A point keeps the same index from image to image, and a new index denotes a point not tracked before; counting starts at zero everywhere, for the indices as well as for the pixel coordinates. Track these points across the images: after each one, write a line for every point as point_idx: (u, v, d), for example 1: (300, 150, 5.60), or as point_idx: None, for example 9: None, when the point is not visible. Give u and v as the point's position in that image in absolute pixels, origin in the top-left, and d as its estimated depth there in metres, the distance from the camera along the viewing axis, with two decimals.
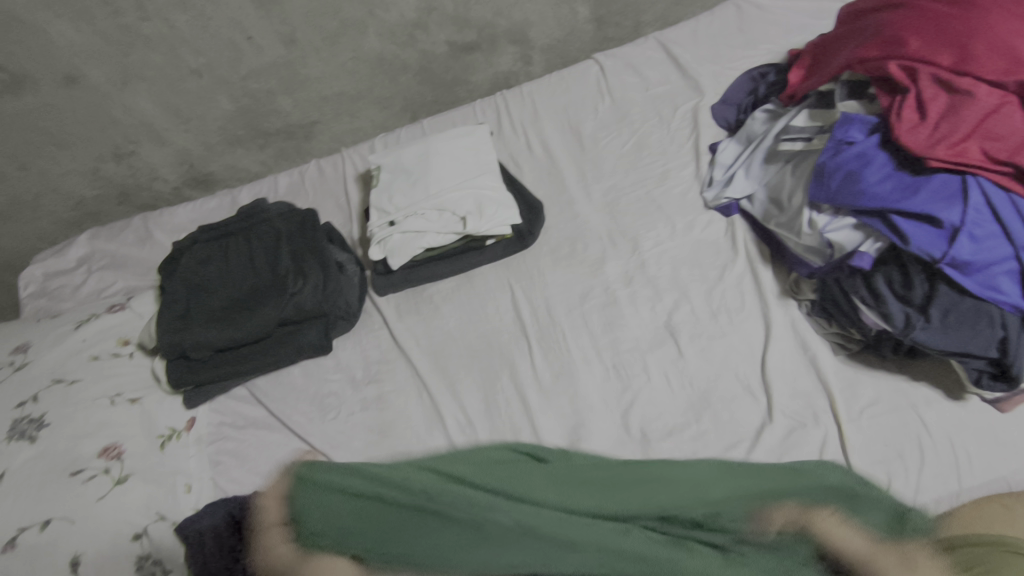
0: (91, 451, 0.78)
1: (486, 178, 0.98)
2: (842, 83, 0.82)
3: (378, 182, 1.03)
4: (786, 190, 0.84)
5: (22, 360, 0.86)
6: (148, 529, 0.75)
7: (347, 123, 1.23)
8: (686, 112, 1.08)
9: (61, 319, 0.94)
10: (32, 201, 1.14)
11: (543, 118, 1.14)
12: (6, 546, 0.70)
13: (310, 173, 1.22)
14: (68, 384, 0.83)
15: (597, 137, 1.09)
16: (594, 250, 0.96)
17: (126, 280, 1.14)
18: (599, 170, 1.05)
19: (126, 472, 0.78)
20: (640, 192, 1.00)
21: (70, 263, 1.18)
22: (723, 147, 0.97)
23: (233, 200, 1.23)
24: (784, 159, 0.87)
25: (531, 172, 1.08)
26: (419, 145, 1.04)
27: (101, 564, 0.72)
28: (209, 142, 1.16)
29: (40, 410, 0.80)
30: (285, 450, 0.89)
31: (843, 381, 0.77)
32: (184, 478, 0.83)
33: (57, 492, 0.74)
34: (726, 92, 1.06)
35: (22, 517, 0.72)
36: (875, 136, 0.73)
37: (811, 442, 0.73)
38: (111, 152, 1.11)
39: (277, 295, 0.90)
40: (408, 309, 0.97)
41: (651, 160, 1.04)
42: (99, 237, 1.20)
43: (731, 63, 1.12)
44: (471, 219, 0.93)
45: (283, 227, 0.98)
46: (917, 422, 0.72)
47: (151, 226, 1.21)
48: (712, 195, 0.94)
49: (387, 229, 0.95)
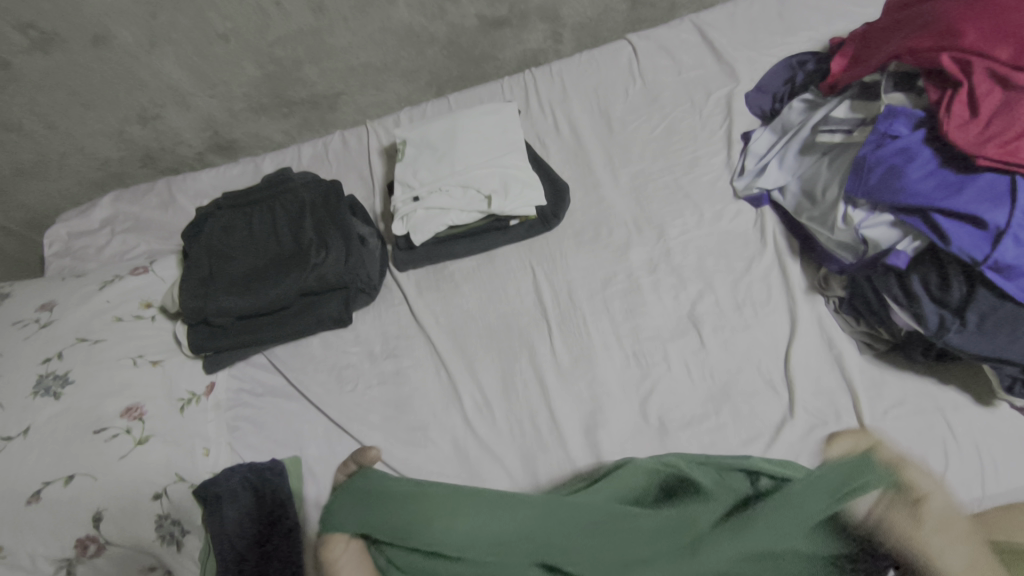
0: (114, 411, 0.79)
1: (512, 158, 0.96)
2: (889, 74, 0.79)
3: (403, 157, 1.02)
4: (821, 183, 0.82)
5: (47, 317, 0.87)
6: (167, 489, 0.77)
7: (372, 95, 1.21)
8: (720, 98, 1.05)
9: (86, 279, 0.95)
10: (58, 160, 1.14)
11: (572, 98, 1.12)
12: (31, 498, 0.72)
13: (334, 144, 1.21)
14: (92, 344, 0.84)
15: (626, 120, 1.07)
16: (618, 235, 0.94)
17: (149, 243, 1.15)
18: (627, 154, 1.03)
19: (146, 433, 0.79)
20: (668, 178, 0.98)
21: (95, 224, 1.19)
22: (757, 136, 0.95)
23: (255, 168, 1.22)
24: (821, 151, 0.85)
25: (557, 153, 1.06)
26: (446, 121, 1.03)
27: (122, 522, 0.73)
28: (234, 109, 1.15)
29: (64, 367, 0.81)
30: (303, 419, 0.89)
31: (868, 381, 0.76)
32: (202, 441, 0.84)
33: (81, 449, 0.75)
34: (762, 79, 1.03)
35: (47, 471, 0.73)
36: (920, 132, 0.71)
37: None
38: (137, 115, 1.11)
39: (299, 266, 0.90)
40: (428, 285, 0.97)
41: (681, 146, 1.01)
42: (123, 199, 1.21)
43: (768, 49, 1.09)
44: (495, 197, 0.92)
45: (308, 198, 0.97)
46: (943, 426, 0.71)
47: (174, 190, 1.21)
48: (743, 185, 0.93)
49: (411, 204, 0.95)
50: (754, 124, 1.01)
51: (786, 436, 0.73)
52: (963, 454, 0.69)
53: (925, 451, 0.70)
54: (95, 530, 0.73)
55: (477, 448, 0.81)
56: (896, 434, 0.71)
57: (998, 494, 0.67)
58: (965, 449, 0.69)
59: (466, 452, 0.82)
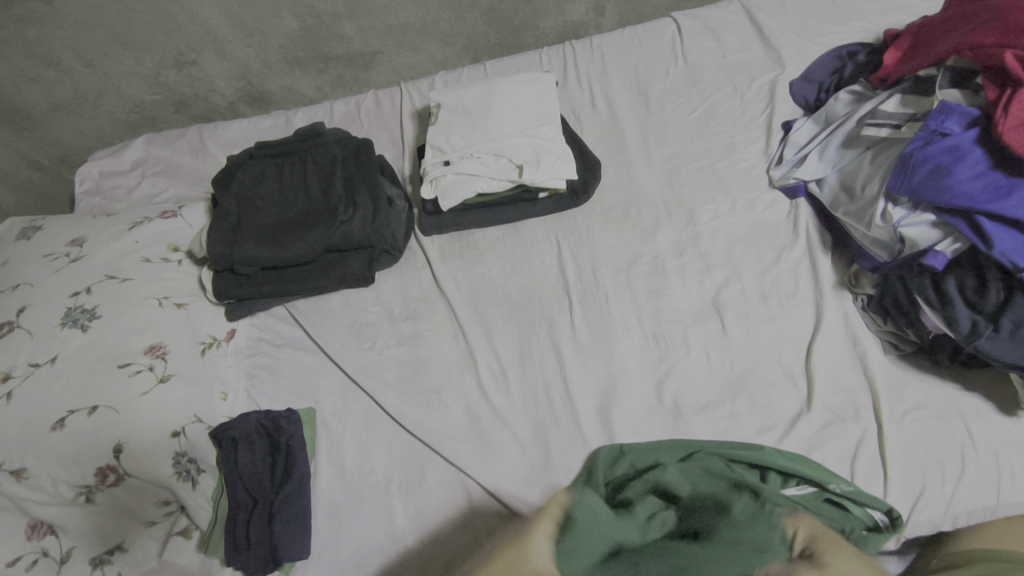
0: (139, 348, 0.80)
1: (546, 130, 0.95)
2: (946, 69, 0.77)
3: (436, 120, 1.01)
4: (862, 178, 0.80)
5: (78, 253, 0.89)
6: (186, 428, 0.78)
7: (408, 56, 1.20)
8: (763, 84, 1.03)
9: (116, 218, 0.96)
10: (93, 98, 1.15)
11: (611, 74, 1.10)
12: (55, 425, 0.74)
13: (367, 103, 1.20)
14: (120, 282, 0.86)
15: (665, 100, 1.05)
16: (647, 216, 0.93)
17: (178, 188, 1.16)
18: (662, 135, 1.01)
19: (169, 372, 0.81)
20: (703, 162, 0.97)
21: (126, 165, 1.20)
22: (799, 126, 0.93)
23: (287, 121, 1.22)
24: (865, 145, 0.83)
25: (591, 129, 1.05)
26: (482, 87, 1.02)
27: (142, 455, 0.75)
28: (269, 60, 1.15)
29: (92, 302, 0.82)
30: (320, 372, 0.91)
31: (890, 381, 0.75)
32: (221, 385, 0.86)
33: (105, 382, 0.77)
34: (809, 68, 1.00)
35: (72, 400, 0.75)
36: (972, 131, 0.69)
37: (847, 437, 0.72)
38: (174, 59, 1.10)
39: (326, 221, 0.90)
40: (452, 252, 0.97)
41: (718, 130, 0.99)
42: (155, 143, 1.22)
43: (817, 38, 1.06)
44: (527, 167, 0.91)
45: (339, 155, 0.97)
46: (963, 432, 0.70)
47: (205, 138, 1.21)
48: (780, 174, 0.91)
49: (441, 168, 0.94)
50: (796, 114, 0.99)
51: (801, 429, 0.73)
52: (981, 461, 0.68)
53: (942, 456, 0.69)
54: (115, 461, 0.74)
55: (490, 415, 0.82)
56: (913, 436, 0.71)
57: (1012, 504, 0.66)
58: (983, 457, 0.68)
59: (479, 419, 0.82)
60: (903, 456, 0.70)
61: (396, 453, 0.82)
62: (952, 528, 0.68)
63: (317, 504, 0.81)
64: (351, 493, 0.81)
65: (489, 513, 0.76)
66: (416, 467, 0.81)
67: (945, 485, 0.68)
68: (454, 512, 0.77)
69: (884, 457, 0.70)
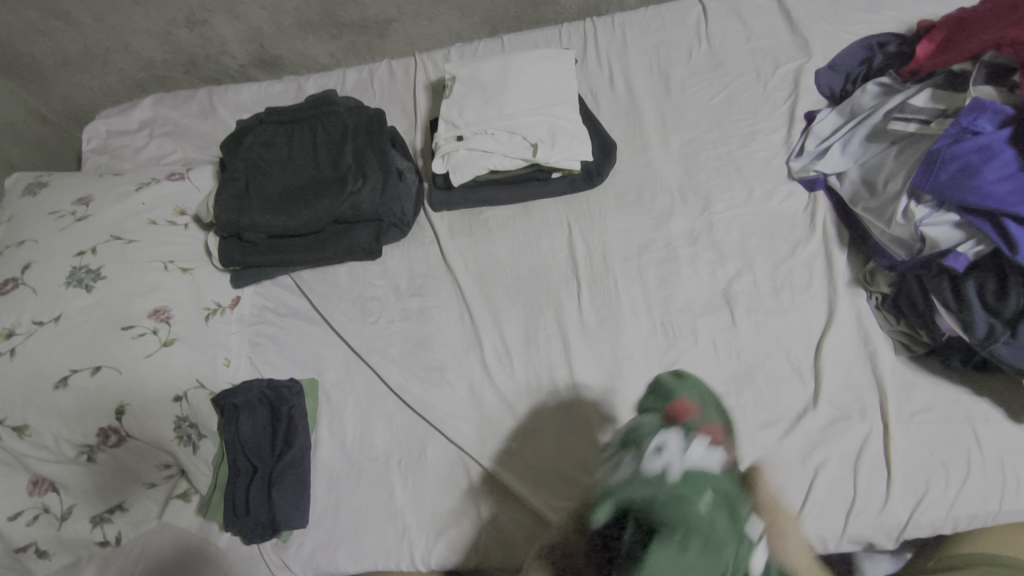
0: (143, 311, 0.80)
1: (563, 108, 0.93)
2: (982, 64, 0.74)
3: (451, 94, 0.99)
4: (884, 174, 0.78)
5: (83, 212, 0.88)
6: (188, 393, 0.78)
7: (424, 26, 1.17)
8: (787, 72, 1.00)
9: (123, 179, 0.95)
10: (102, 54, 1.13)
11: (631, 53, 1.07)
12: (58, 383, 0.74)
13: (380, 72, 1.17)
14: (125, 243, 0.85)
15: (685, 84, 1.02)
16: (661, 202, 0.92)
17: (186, 150, 1.14)
18: (681, 120, 0.99)
19: (172, 336, 0.80)
20: (721, 150, 0.95)
21: (134, 125, 1.18)
22: (822, 117, 0.90)
23: (298, 87, 1.19)
24: (891, 140, 0.80)
25: (608, 110, 1.02)
26: (499, 61, 0.99)
27: (143, 419, 0.75)
28: (282, 24, 1.12)
29: (97, 262, 0.82)
30: (322, 344, 0.90)
31: (899, 382, 0.74)
32: (223, 352, 0.85)
33: (108, 343, 0.76)
34: (837, 57, 0.97)
35: (75, 360, 0.75)
36: (1005, 131, 0.67)
37: (853, 436, 0.71)
38: (185, 18, 1.08)
39: (334, 191, 0.88)
40: (461, 229, 0.96)
41: (739, 117, 0.97)
42: (164, 103, 1.20)
43: (847, 26, 1.03)
44: (542, 146, 0.90)
45: (350, 124, 0.95)
46: (970, 437, 0.69)
47: (215, 100, 1.19)
48: (800, 166, 0.89)
49: (454, 143, 0.92)
50: (820, 104, 0.96)
51: (806, 425, 0.72)
52: (986, 467, 0.68)
53: (947, 459, 0.69)
54: (117, 423, 0.74)
55: (493, 396, 0.82)
56: (918, 438, 0.70)
57: (1014, 511, 0.66)
58: (989, 463, 0.68)
59: (481, 399, 0.82)
60: (907, 458, 0.69)
61: (397, 430, 0.82)
62: (952, 531, 0.68)
63: (316, 475, 0.81)
64: (351, 466, 0.81)
65: (486, 494, 0.76)
66: (416, 445, 0.80)
67: (948, 490, 0.67)
68: (452, 491, 0.77)
69: (889, 457, 0.69)
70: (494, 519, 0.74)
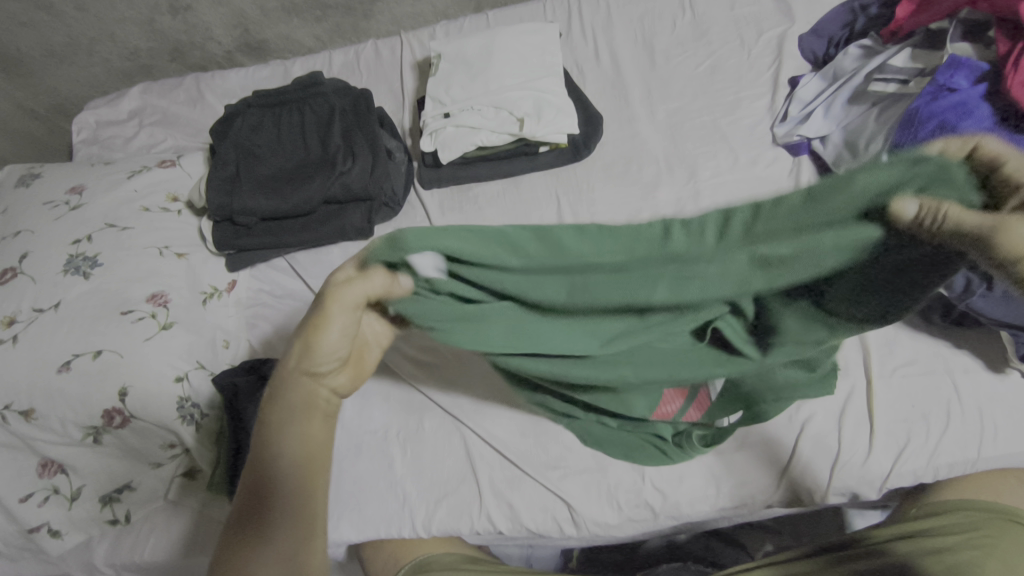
0: (140, 295, 0.81)
1: (548, 81, 0.93)
2: (958, 23, 0.76)
3: (436, 72, 1.00)
4: (867, 135, 0.79)
5: (77, 201, 0.89)
6: (189, 374, 0.80)
7: (408, 6, 1.17)
8: (771, 39, 1.00)
9: (114, 168, 0.96)
10: (86, 45, 1.12)
11: (616, 25, 1.07)
12: (62, 367, 0.75)
13: (366, 53, 1.17)
14: (119, 230, 0.86)
15: (670, 54, 1.02)
16: (647, 173, 0.93)
17: (176, 138, 1.14)
18: (666, 90, 0.99)
19: (171, 319, 0.82)
20: (706, 118, 0.95)
21: (123, 115, 1.18)
22: (806, 82, 0.91)
23: (285, 71, 1.19)
24: (872, 101, 0.82)
25: (594, 82, 1.03)
26: (484, 37, 0.99)
27: (145, 400, 0.76)
28: (266, 8, 1.12)
29: (93, 250, 0.83)
30: None
31: (882, 338, 0.75)
32: (222, 334, 0.88)
33: (108, 327, 0.78)
34: (820, 22, 0.97)
35: (77, 345, 0.76)
36: (981, 87, 0.68)
37: (837, 393, 0.73)
38: (168, 4, 1.08)
39: (325, 172, 0.89)
40: (451, 206, 0.97)
41: (723, 85, 0.98)
42: (151, 92, 1.20)
43: None
44: (528, 121, 0.90)
45: (338, 103, 0.96)
46: (950, 388, 0.71)
47: (203, 87, 1.19)
48: (784, 131, 0.89)
49: (441, 121, 0.94)
50: (804, 70, 0.97)
51: None
52: (965, 416, 0.70)
53: (927, 411, 0.71)
54: (121, 404, 0.75)
55: None
56: (900, 391, 0.72)
57: (992, 457, 0.68)
58: (968, 412, 0.70)
59: None
60: (889, 411, 0.71)
61: (394, 402, 0.83)
62: (933, 479, 0.70)
63: None
64: (351, 439, 0.82)
65: (486, 463, 0.77)
66: (414, 416, 0.82)
67: (928, 440, 0.70)
68: (446, 461, 0.79)
69: (871, 412, 0.71)
70: (491, 485, 0.76)
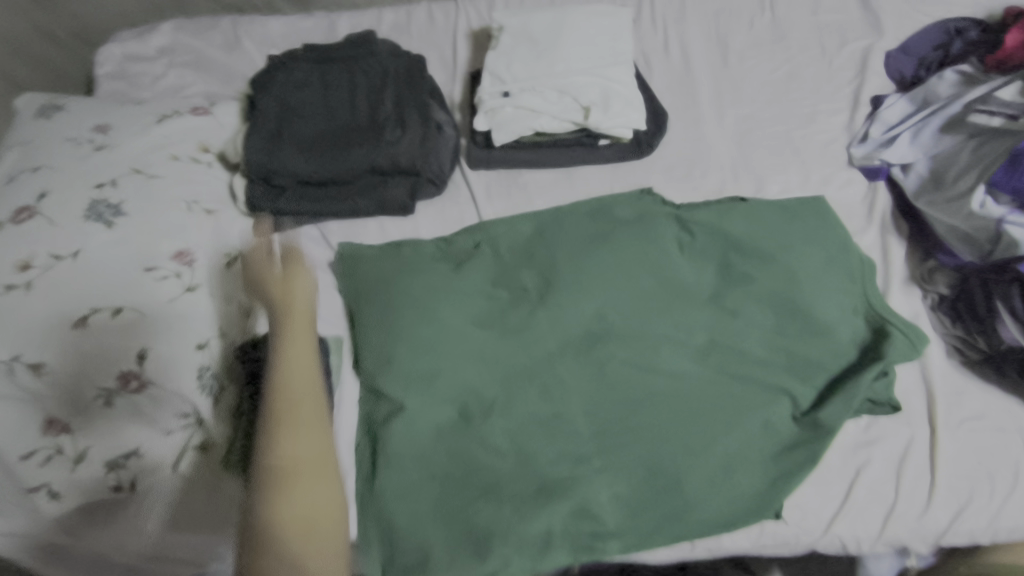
0: (165, 252, 0.76)
1: (620, 71, 0.91)
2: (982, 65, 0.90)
3: (498, 45, 0.96)
4: (956, 167, 0.79)
5: (102, 141, 0.83)
6: (211, 341, 0.75)
7: None
8: (854, 51, 1.00)
9: (145, 109, 0.91)
10: None
11: (689, 19, 1.05)
12: (76, 322, 0.69)
13: (420, 17, 1.12)
14: (147, 178, 0.81)
15: (745, 54, 1.01)
16: (711, 181, 0.89)
17: (207, 83, 1.07)
18: (738, 94, 0.97)
19: (196, 281, 0.77)
20: (778, 129, 0.93)
21: (152, 51, 1.11)
22: (891, 104, 0.90)
23: (330, 27, 1.13)
24: (968, 132, 0.80)
25: (661, 75, 1.00)
26: (554, 15, 0.97)
27: (167, 364, 0.71)
28: None
29: (118, 197, 0.77)
30: None
31: (949, 387, 0.72)
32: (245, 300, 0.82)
33: (130, 281, 0.72)
34: (909, 40, 0.98)
35: (95, 298, 0.70)
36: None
37: (898, 440, 0.69)
38: None
39: (372, 140, 0.87)
40: (498, 191, 0.92)
41: (800, 97, 0.96)
42: (184, 30, 1.12)
43: (904, 21, 1.03)
44: (595, 110, 0.88)
45: (391, 67, 0.95)
46: (1020, 449, 0.68)
47: (241, 33, 1.12)
48: (862, 153, 0.88)
49: (500, 100, 0.90)
50: (887, 88, 0.96)
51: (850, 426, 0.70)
52: None
53: (994, 469, 0.67)
54: (138, 367, 0.70)
55: None
56: (966, 444, 0.68)
57: None
58: None
59: None
60: (955, 465, 0.68)
61: None
62: (989, 541, 0.66)
63: None
64: None
65: None
66: None
67: (992, 500, 0.66)
68: None
69: (934, 465, 0.68)
70: None
